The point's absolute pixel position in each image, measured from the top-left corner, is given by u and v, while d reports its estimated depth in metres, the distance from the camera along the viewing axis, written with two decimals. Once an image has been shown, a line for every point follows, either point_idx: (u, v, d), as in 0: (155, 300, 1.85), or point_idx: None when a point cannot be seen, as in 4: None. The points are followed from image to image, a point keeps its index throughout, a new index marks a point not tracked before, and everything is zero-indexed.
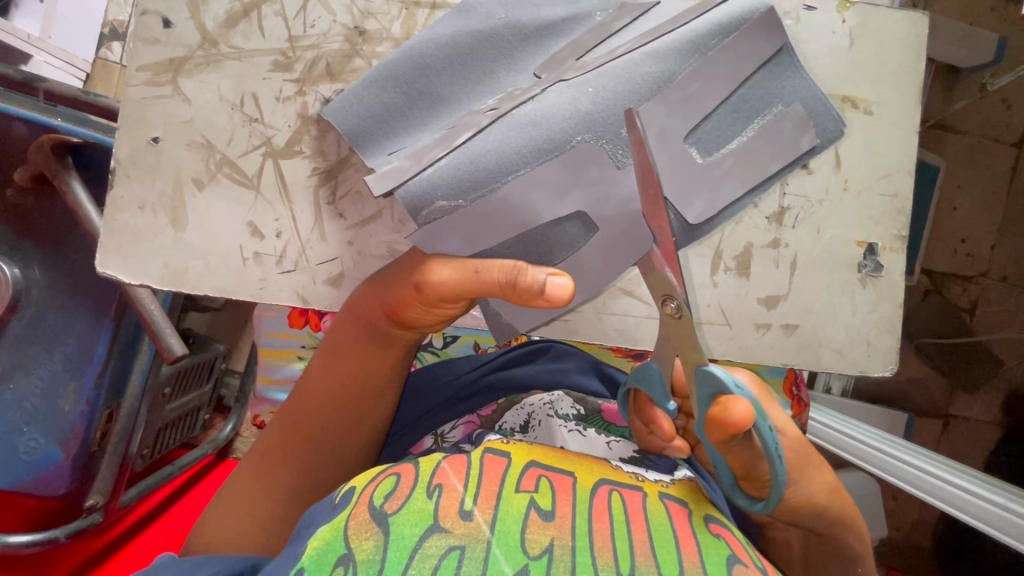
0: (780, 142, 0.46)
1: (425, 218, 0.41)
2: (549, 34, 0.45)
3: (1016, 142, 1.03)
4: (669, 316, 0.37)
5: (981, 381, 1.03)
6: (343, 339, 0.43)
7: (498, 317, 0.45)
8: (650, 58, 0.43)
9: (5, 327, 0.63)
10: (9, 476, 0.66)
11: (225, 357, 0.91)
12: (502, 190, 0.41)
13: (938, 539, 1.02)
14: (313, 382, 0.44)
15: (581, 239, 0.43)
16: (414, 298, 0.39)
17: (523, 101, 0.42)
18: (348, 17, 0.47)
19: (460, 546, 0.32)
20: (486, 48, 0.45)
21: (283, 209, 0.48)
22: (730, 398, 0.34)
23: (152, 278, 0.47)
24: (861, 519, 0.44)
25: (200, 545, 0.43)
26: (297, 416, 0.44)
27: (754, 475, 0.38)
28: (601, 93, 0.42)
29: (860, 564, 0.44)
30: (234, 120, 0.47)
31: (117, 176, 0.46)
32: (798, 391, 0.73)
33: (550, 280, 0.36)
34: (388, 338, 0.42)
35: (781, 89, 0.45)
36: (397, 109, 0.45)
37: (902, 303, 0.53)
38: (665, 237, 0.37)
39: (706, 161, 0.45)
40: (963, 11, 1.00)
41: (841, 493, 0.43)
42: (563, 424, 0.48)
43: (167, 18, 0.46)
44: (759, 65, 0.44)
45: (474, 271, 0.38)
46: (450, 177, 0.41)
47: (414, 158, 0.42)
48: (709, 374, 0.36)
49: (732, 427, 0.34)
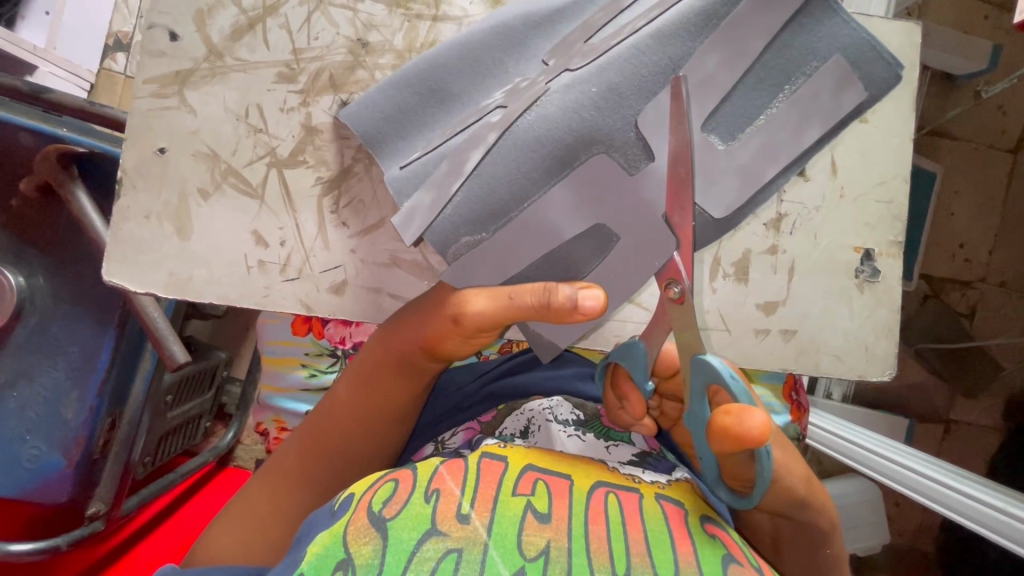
0: (811, 123, 0.45)
1: (452, 254, 0.43)
2: (560, 18, 0.45)
3: (1011, 149, 1.04)
4: (669, 300, 0.38)
5: (980, 386, 1.03)
6: (372, 370, 0.44)
7: (539, 336, 0.48)
8: (654, 43, 0.42)
9: (8, 335, 0.63)
10: (10, 484, 0.66)
11: (226, 364, 0.91)
12: (520, 218, 0.43)
13: (941, 544, 1.02)
14: (338, 408, 0.45)
15: (603, 250, 0.44)
16: (452, 330, 0.39)
17: (528, 109, 0.41)
18: (351, 29, 0.48)
19: (458, 548, 0.32)
20: (499, 41, 0.46)
21: (287, 218, 0.48)
22: (744, 409, 0.33)
23: (158, 287, 0.47)
24: (828, 499, 0.43)
25: (200, 556, 0.43)
26: (320, 439, 0.45)
27: (742, 473, 0.36)
28: (606, 91, 0.42)
29: (826, 543, 0.43)
30: (239, 130, 0.48)
31: (124, 187, 0.46)
32: (797, 396, 0.73)
33: (581, 294, 0.37)
34: (417, 370, 0.43)
35: (818, 40, 0.43)
36: (409, 108, 0.46)
37: (899, 308, 0.54)
38: (683, 223, 0.37)
39: (727, 146, 0.44)
40: (957, 20, 1.01)
41: (813, 488, 0.41)
42: (562, 430, 0.49)
43: (175, 31, 0.47)
44: (787, 19, 0.43)
45: (508, 297, 0.38)
46: (466, 214, 0.42)
47: (432, 188, 0.42)
48: (706, 363, 0.36)
49: (749, 441, 0.32)
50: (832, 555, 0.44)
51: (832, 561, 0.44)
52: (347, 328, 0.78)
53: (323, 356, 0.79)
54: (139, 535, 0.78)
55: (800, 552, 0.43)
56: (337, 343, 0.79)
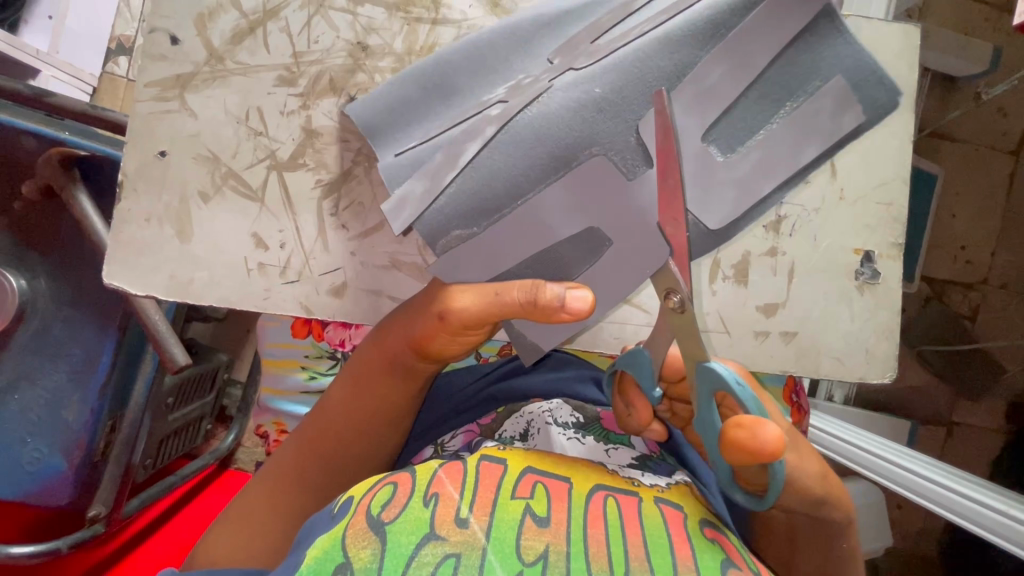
0: (811, 140, 0.44)
1: (442, 247, 0.43)
2: (569, 19, 0.46)
3: (1012, 151, 1.04)
4: (669, 310, 0.37)
5: (983, 388, 1.03)
6: (366, 372, 0.44)
7: (523, 337, 0.47)
8: (662, 48, 0.41)
9: (10, 337, 0.63)
10: (11, 486, 0.66)
11: (227, 366, 0.91)
12: (513, 214, 0.43)
13: (944, 548, 1.01)
14: (333, 410, 0.45)
15: (595, 253, 0.44)
16: (438, 327, 0.39)
17: (529, 105, 0.41)
18: (350, 33, 0.48)
19: (456, 554, 0.32)
20: (506, 37, 0.46)
21: (287, 220, 0.48)
22: (756, 422, 0.33)
23: (158, 290, 0.47)
24: (845, 492, 0.43)
25: (198, 562, 0.43)
26: (315, 442, 0.45)
27: (752, 478, 0.37)
28: (607, 95, 0.41)
29: (843, 538, 0.43)
30: (239, 134, 0.48)
31: (125, 190, 0.47)
32: (798, 399, 0.72)
33: (569, 294, 0.37)
34: (411, 370, 0.43)
35: (819, 63, 0.42)
36: (414, 100, 0.46)
37: (900, 310, 0.54)
38: (677, 233, 0.36)
39: (726, 159, 0.43)
40: (958, 22, 1.01)
41: (827, 480, 0.41)
42: (562, 432, 0.49)
43: (176, 35, 0.47)
44: (796, 34, 0.41)
45: (494, 293, 0.39)
46: (462, 207, 0.42)
47: (426, 177, 0.42)
48: (711, 371, 0.36)
49: (763, 454, 0.32)
50: (850, 550, 0.44)
51: (850, 556, 0.44)
52: (346, 330, 0.77)
53: (322, 358, 0.79)
54: (140, 537, 0.78)
55: (816, 549, 0.43)
56: (336, 346, 0.78)
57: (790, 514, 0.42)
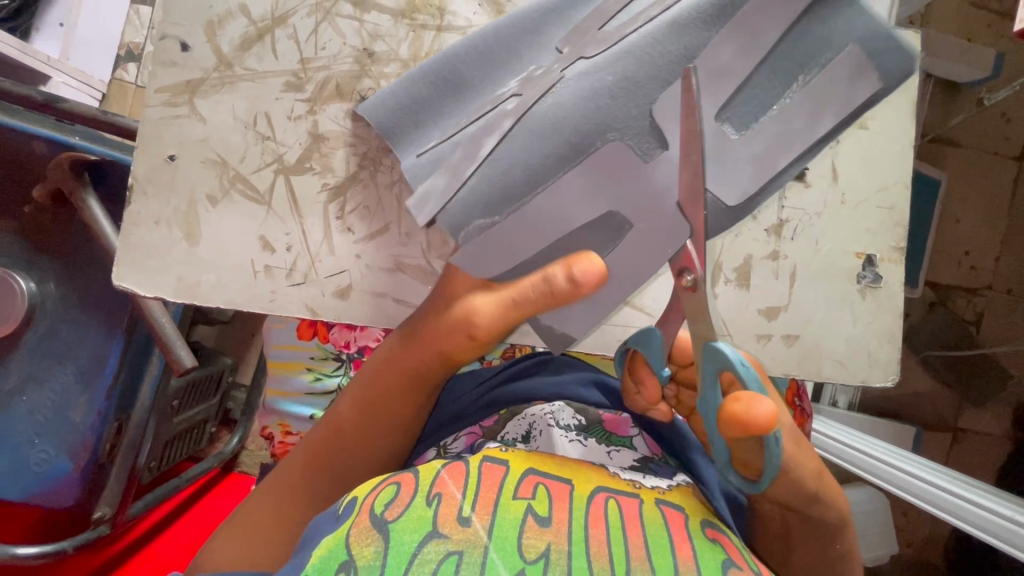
0: (823, 120, 0.43)
1: (466, 235, 0.43)
2: (574, 5, 0.46)
3: (1015, 156, 1.04)
4: (684, 289, 0.38)
5: (988, 394, 1.03)
6: (378, 384, 0.44)
7: (553, 329, 0.48)
8: (673, 31, 0.41)
9: (19, 340, 0.64)
10: (19, 488, 0.67)
11: (232, 370, 0.92)
12: (533, 203, 0.42)
13: (949, 555, 1.01)
14: (344, 422, 0.45)
15: (608, 244, 0.44)
16: (467, 344, 0.40)
17: (543, 95, 0.42)
18: (357, 39, 0.49)
19: (458, 551, 0.33)
20: (515, 26, 0.47)
21: (293, 224, 0.49)
22: (752, 397, 0.33)
23: (166, 291, 0.48)
24: (840, 493, 0.43)
25: (208, 564, 0.44)
26: (323, 453, 0.45)
27: (748, 460, 0.37)
28: (622, 78, 0.41)
29: (838, 538, 0.43)
30: (247, 138, 0.49)
31: (134, 193, 0.47)
32: (800, 403, 0.72)
33: (576, 271, 0.36)
34: (425, 382, 0.44)
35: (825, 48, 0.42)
36: (426, 97, 0.47)
37: (901, 313, 0.55)
38: (697, 213, 0.37)
39: (741, 135, 0.43)
40: (961, 28, 1.01)
41: (824, 478, 0.41)
42: (563, 434, 0.50)
43: (185, 41, 0.48)
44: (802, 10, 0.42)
45: (511, 298, 0.38)
46: (481, 197, 0.42)
47: (447, 173, 0.43)
48: (716, 350, 0.36)
49: (754, 426, 0.32)
50: (844, 550, 0.44)
51: (845, 556, 0.44)
52: (351, 332, 0.79)
53: (327, 360, 0.80)
54: (146, 539, 0.79)
55: (810, 549, 0.43)
56: (341, 347, 0.79)
57: (783, 510, 0.42)
